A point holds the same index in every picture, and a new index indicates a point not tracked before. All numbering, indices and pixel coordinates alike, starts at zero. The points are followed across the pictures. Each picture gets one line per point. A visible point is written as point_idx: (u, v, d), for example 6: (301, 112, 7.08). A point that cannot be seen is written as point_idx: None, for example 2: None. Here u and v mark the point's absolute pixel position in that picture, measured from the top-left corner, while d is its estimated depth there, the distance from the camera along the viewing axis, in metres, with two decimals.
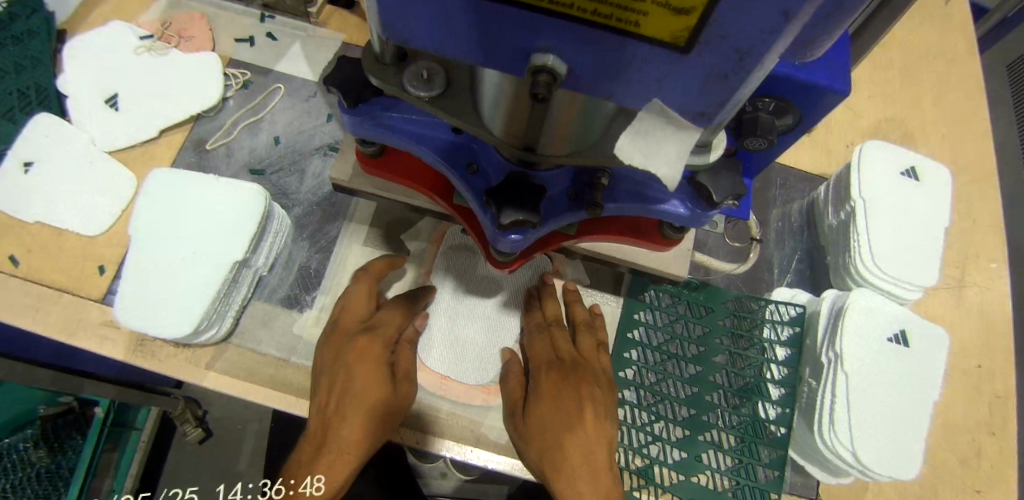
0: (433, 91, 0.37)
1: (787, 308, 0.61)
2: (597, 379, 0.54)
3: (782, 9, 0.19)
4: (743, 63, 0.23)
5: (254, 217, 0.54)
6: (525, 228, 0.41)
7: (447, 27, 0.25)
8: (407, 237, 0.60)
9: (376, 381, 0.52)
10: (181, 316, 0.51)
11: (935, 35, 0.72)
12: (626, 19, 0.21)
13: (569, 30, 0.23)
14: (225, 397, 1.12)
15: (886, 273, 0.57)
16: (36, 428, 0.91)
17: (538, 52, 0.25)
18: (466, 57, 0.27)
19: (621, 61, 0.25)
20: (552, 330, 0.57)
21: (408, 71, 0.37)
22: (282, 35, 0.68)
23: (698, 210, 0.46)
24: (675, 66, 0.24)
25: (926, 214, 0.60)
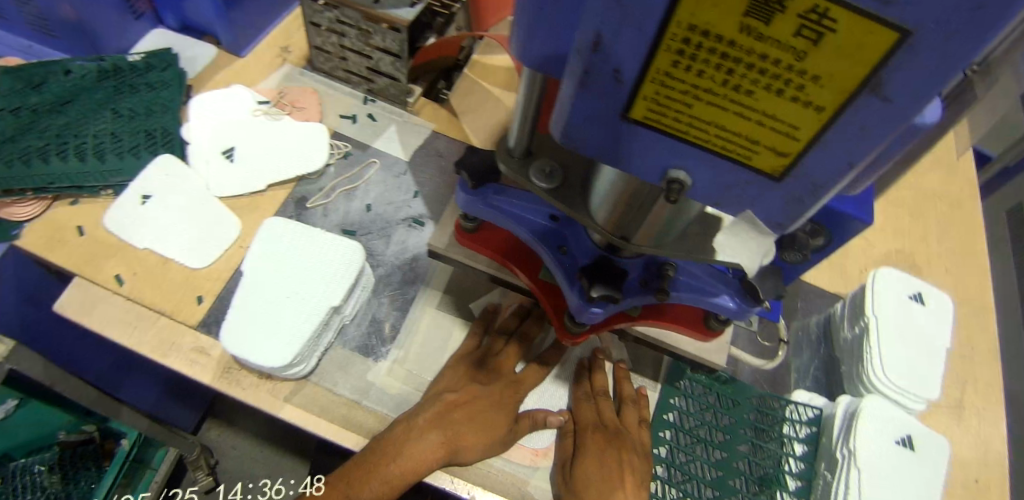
0: (552, 184, 0.48)
1: (806, 408, 0.67)
2: (637, 449, 0.62)
3: (848, 162, 0.31)
4: (817, 193, 0.34)
5: (353, 271, 0.61)
6: (607, 302, 0.50)
7: (611, 145, 0.36)
8: (476, 305, 0.68)
9: (488, 424, 0.60)
10: (279, 351, 0.57)
11: (940, 183, 0.84)
12: (745, 156, 0.33)
13: (702, 158, 0.34)
14: (238, 447, 1.12)
15: (894, 383, 0.65)
16: (55, 452, 0.85)
17: (671, 169, 0.36)
18: (612, 165, 0.38)
19: (730, 182, 0.35)
20: (598, 400, 0.65)
21: (534, 166, 0.48)
22: (381, 116, 0.79)
23: (745, 306, 0.54)
24: (768, 190, 0.35)
25: (930, 336, 0.69)
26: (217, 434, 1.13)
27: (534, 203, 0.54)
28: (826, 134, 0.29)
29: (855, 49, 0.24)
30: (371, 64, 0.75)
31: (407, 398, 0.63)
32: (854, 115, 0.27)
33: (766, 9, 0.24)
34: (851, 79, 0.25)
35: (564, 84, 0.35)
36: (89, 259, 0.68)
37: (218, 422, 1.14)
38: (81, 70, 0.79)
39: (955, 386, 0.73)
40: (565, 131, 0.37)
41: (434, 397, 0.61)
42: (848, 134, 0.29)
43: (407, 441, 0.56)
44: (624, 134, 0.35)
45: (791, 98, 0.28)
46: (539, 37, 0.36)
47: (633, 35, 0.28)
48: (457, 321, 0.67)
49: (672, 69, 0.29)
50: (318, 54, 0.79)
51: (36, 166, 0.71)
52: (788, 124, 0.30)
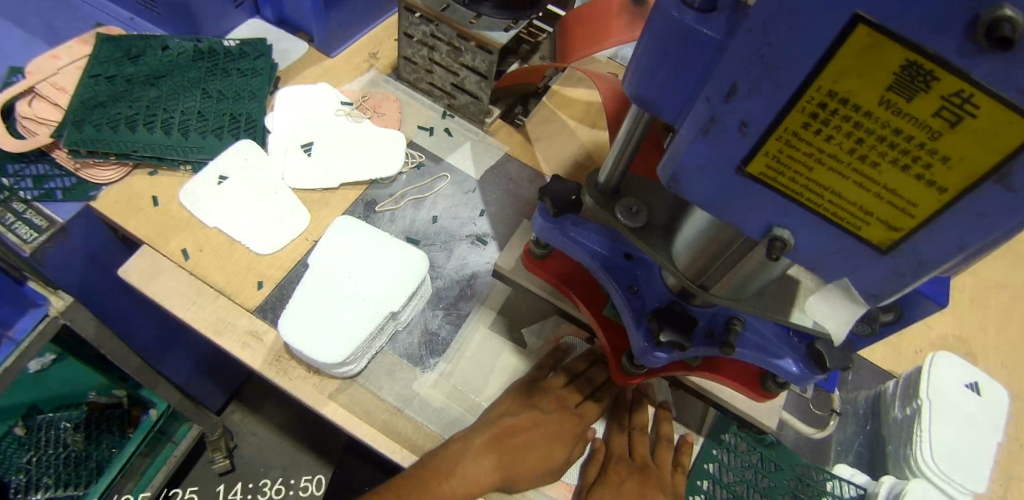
0: (638, 224, 0.49)
1: (848, 486, 0.66)
2: (662, 486, 0.61)
3: (961, 244, 0.27)
4: (925, 271, 0.29)
5: (414, 280, 0.62)
6: (673, 349, 0.50)
7: (707, 194, 0.34)
8: (529, 330, 0.67)
9: (540, 459, 0.60)
10: (333, 347, 0.58)
11: (1007, 271, 0.82)
12: (853, 224, 0.29)
13: (805, 220, 0.31)
14: (259, 434, 1.12)
15: (946, 472, 0.63)
16: (82, 412, 0.85)
17: (776, 227, 0.33)
18: (714, 215, 0.35)
19: (831, 248, 0.32)
20: (633, 433, 0.65)
21: (621, 205, 0.49)
22: (456, 133, 0.80)
23: (809, 372, 0.54)
24: (871, 261, 0.31)
25: (981, 429, 0.68)
26: (239, 418, 1.13)
27: (610, 240, 0.55)
28: (948, 215, 0.25)
29: (989, 138, 0.21)
30: (455, 81, 0.78)
31: (448, 413, 0.62)
32: (981, 196, 0.24)
33: (911, 84, 0.22)
34: (984, 161, 0.22)
35: (683, 128, 0.32)
36: (159, 229, 0.69)
37: (242, 406, 1.14)
38: (179, 48, 0.82)
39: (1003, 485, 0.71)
40: (671, 173, 0.34)
41: (492, 420, 0.60)
42: (968, 221, 0.25)
43: (462, 460, 0.57)
44: (730, 184, 0.32)
45: (915, 174, 0.25)
46: (657, 78, 0.35)
47: (767, 93, 0.26)
48: (507, 344, 0.66)
49: (802, 129, 0.26)
50: (406, 64, 0.81)
51: (123, 134, 0.73)
52: (905, 200, 0.26)
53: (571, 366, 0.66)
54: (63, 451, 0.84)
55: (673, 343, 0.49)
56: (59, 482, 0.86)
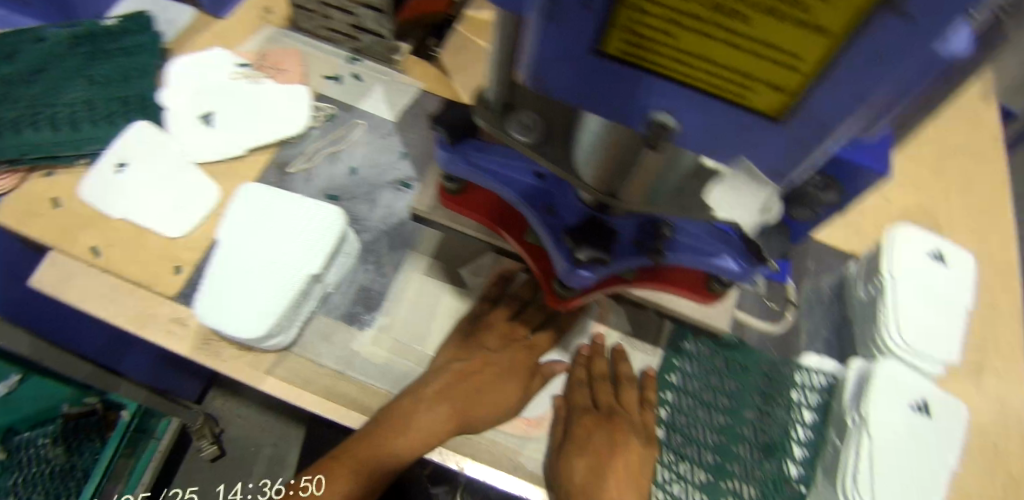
0: (533, 138, 0.44)
1: (816, 375, 0.64)
2: (634, 428, 0.58)
3: (861, 95, 0.22)
4: (825, 135, 0.25)
5: (331, 237, 0.58)
6: (596, 265, 0.47)
7: (577, 87, 0.29)
8: (466, 270, 0.63)
9: (497, 396, 0.58)
10: (255, 320, 0.55)
11: (964, 136, 0.80)
12: (737, 93, 0.25)
13: (687, 98, 0.27)
14: (244, 416, 1.12)
15: (912, 347, 0.61)
16: (58, 424, 0.82)
17: (656, 113, 0.28)
18: (591, 111, 0.31)
19: (723, 127, 0.28)
20: (596, 383, 0.61)
21: (514, 120, 0.45)
22: (365, 77, 0.73)
23: (749, 267, 0.50)
24: (767, 135, 0.27)
25: (949, 296, 0.65)
26: (221, 404, 1.13)
27: (518, 159, 0.51)
28: (837, 60, 0.21)
29: None
30: (354, 21, 0.71)
31: (394, 366, 0.60)
32: (872, 29, 0.19)
33: None
34: None
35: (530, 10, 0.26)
36: (65, 230, 0.65)
37: (222, 392, 1.13)
38: (56, 38, 0.76)
39: (977, 350, 0.72)
40: (530, 71, 0.29)
41: (442, 365, 0.58)
42: (859, 61, 0.21)
43: (417, 413, 0.55)
44: (593, 72, 0.27)
45: (791, 12, 0.19)
46: None
47: None
48: (445, 287, 0.62)
49: None
50: (300, 12, 0.74)
51: (10, 138, 0.68)
52: (788, 51, 0.21)
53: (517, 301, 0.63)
54: (46, 467, 0.81)
55: (594, 258, 0.46)
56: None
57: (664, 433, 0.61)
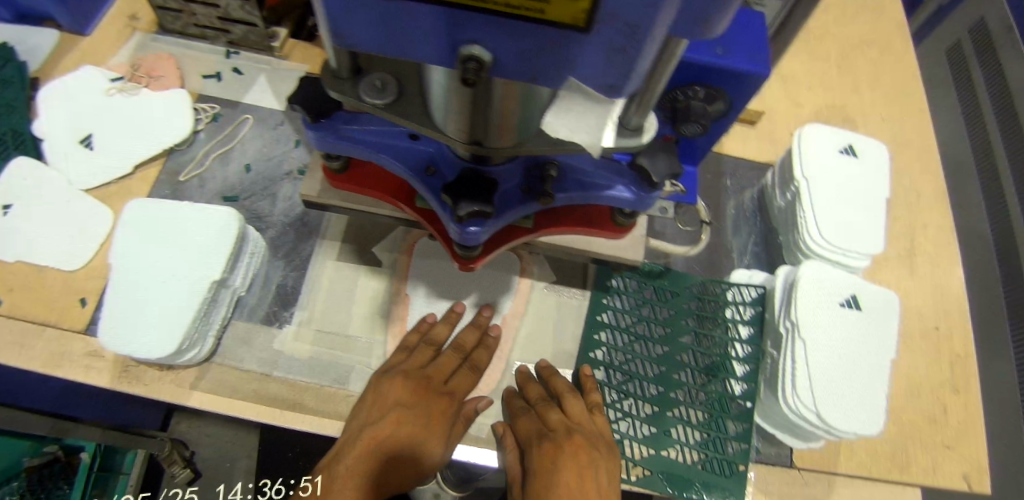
0: (387, 99, 0.43)
1: (748, 289, 0.63)
2: (593, 442, 0.53)
3: None
4: (638, 37, 0.23)
5: (228, 240, 0.56)
6: (482, 219, 0.46)
7: (379, 30, 0.26)
8: (379, 248, 0.60)
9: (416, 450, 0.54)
10: (163, 338, 0.53)
11: (867, 28, 0.80)
12: (531, 8, 0.22)
13: (487, 22, 0.24)
14: (213, 433, 0.98)
15: (836, 245, 0.61)
16: (21, 480, 0.76)
17: (465, 42, 0.26)
18: (406, 59, 0.29)
19: (538, 44, 0.25)
20: (538, 407, 0.55)
21: (365, 83, 0.43)
22: (247, 70, 0.70)
23: (642, 192, 0.50)
24: (582, 45, 0.25)
25: (867, 188, 0.64)
26: (186, 427, 0.99)
27: (390, 126, 0.50)
28: None
29: None
30: (220, 13, 0.66)
31: (319, 360, 0.57)
32: None
33: None
34: None
35: None
36: None
37: (187, 415, 0.99)
38: None
39: (908, 237, 0.72)
40: (327, 25, 0.27)
41: (354, 431, 0.52)
42: None
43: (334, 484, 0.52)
44: (388, 16, 0.25)
45: None
46: None
47: None
48: (360, 269, 0.60)
49: None
50: (165, 14, 0.69)
51: None
52: None
53: (438, 269, 0.60)
54: None
55: (476, 211, 0.45)
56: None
57: (603, 372, 0.60)
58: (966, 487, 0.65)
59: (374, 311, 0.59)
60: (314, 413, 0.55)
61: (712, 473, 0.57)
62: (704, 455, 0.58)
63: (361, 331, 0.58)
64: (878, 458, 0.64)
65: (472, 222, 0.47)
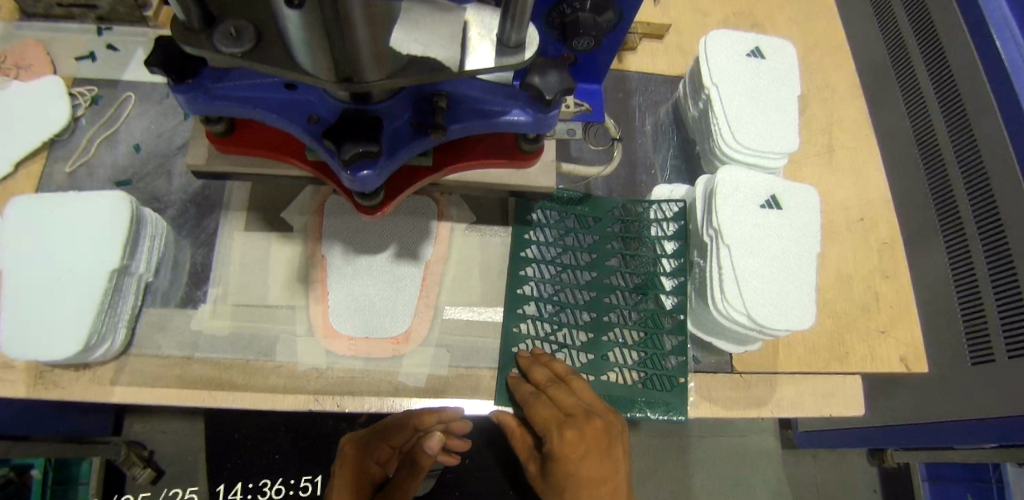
0: (243, 46, 0.35)
1: (669, 206, 0.63)
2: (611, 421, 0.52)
3: None
4: None
5: (122, 224, 0.53)
6: (371, 161, 0.44)
7: None
8: (289, 212, 0.58)
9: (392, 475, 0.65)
10: (67, 336, 0.50)
11: None
12: None
13: None
14: (168, 430, 0.92)
15: (750, 148, 0.61)
16: None
17: None
18: None
19: None
20: (550, 391, 0.53)
21: (218, 33, 0.35)
22: (123, 45, 0.66)
23: (539, 113, 0.48)
24: None
25: (778, 87, 0.64)
26: (141, 427, 0.93)
27: (263, 77, 0.46)
28: None
29: None
30: None
31: (241, 334, 0.55)
32: None
33: None
34: None
35: None
36: None
37: (139, 413, 0.93)
38: None
39: (824, 135, 0.74)
40: None
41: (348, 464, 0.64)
42: None
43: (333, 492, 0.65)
44: None
45: None
46: None
47: None
48: (271, 236, 0.58)
49: None
50: None
51: None
52: None
53: (351, 224, 0.57)
54: None
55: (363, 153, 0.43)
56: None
57: (536, 306, 0.59)
58: (904, 369, 0.67)
59: (291, 276, 0.57)
60: (243, 389, 0.53)
61: (653, 389, 0.58)
62: (642, 371, 0.58)
63: (279, 297, 0.56)
64: (818, 352, 0.66)
65: (362, 167, 0.45)
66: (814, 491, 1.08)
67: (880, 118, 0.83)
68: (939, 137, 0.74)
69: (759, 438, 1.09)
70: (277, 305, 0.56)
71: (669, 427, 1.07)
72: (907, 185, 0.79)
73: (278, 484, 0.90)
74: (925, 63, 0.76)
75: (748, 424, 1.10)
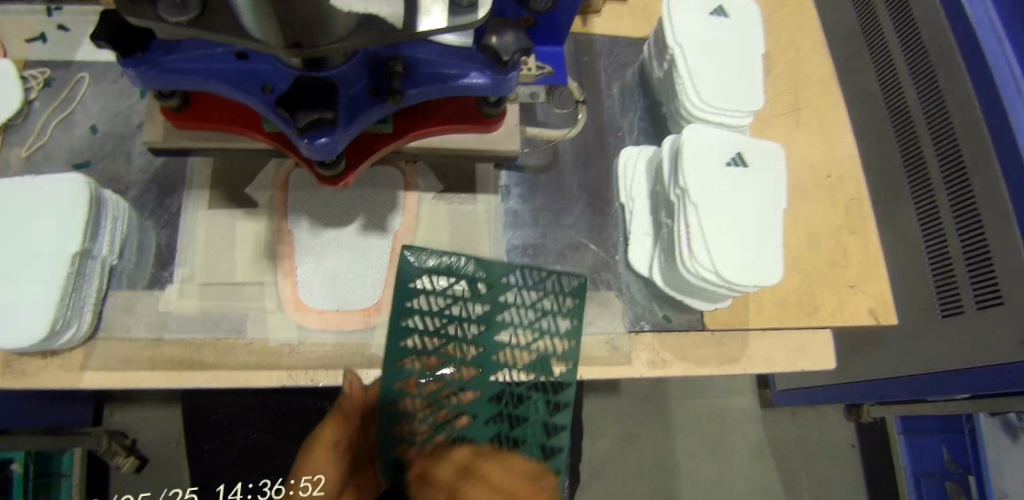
0: (189, 13, 0.30)
1: (636, 164, 0.63)
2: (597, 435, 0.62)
3: None
4: None
5: (80, 205, 0.51)
6: (329, 129, 0.44)
7: None
8: (253, 188, 0.58)
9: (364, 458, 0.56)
10: (28, 323, 0.48)
11: None
12: None
13: None
14: (151, 418, 0.94)
15: (714, 107, 0.61)
16: None
17: None
18: None
19: None
20: None
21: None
22: (74, 25, 0.63)
23: (498, 75, 0.47)
24: None
25: (742, 45, 0.64)
26: (122, 417, 0.94)
27: (211, 46, 0.44)
28: None
29: None
30: None
31: (210, 312, 0.55)
32: None
33: None
34: None
35: None
36: None
37: (119, 403, 0.94)
38: None
39: (792, 94, 0.75)
40: None
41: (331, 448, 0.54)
42: None
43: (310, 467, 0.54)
44: None
45: None
46: None
47: None
48: (236, 213, 0.57)
49: None
50: None
51: None
52: None
53: (316, 198, 0.57)
54: None
55: (316, 121, 0.42)
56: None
57: None
58: (873, 321, 0.69)
59: (257, 251, 0.56)
60: (215, 368, 0.53)
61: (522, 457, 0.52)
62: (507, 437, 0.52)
63: (247, 273, 0.56)
64: (788, 307, 0.67)
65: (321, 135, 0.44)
66: (792, 446, 1.11)
67: (847, 77, 0.84)
68: (902, 92, 0.75)
69: (736, 399, 1.12)
70: (245, 281, 0.56)
71: (650, 386, 1.09)
72: (873, 143, 0.80)
73: (278, 485, 0.77)
74: (892, 21, 0.77)
75: (725, 385, 1.12)
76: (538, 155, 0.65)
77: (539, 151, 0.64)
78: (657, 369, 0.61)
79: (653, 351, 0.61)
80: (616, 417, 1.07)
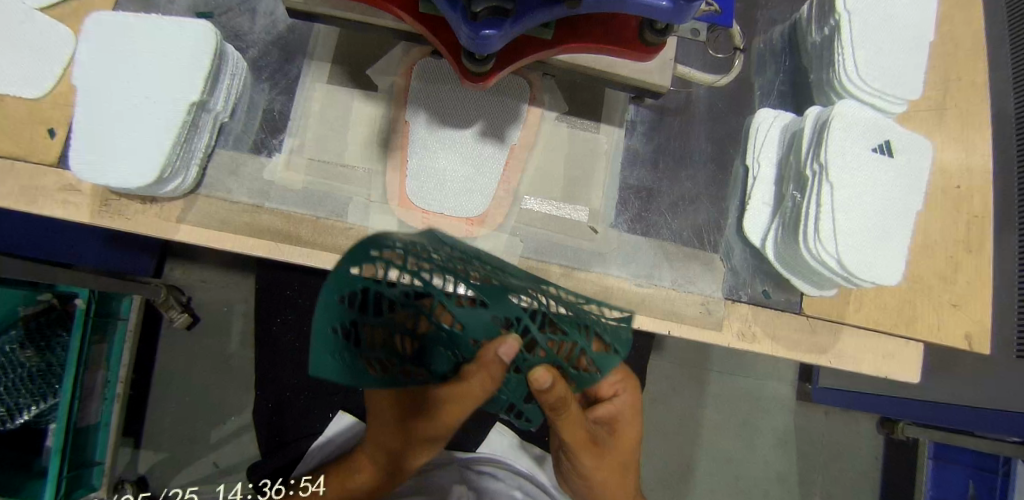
0: None
1: (769, 130, 0.60)
2: (623, 457, 0.65)
3: None
4: None
5: (204, 55, 0.49)
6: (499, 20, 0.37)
7: None
8: (374, 71, 0.57)
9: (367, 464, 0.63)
10: (136, 165, 0.46)
11: None
12: None
13: None
14: (209, 279, 1.00)
15: (874, 88, 0.55)
16: (20, 329, 0.81)
17: None
18: None
19: None
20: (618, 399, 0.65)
21: None
22: None
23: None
24: None
25: (916, 25, 0.58)
26: (182, 273, 0.99)
27: None
28: None
29: None
30: None
31: (314, 189, 0.54)
32: None
33: None
34: None
35: None
36: None
37: (180, 259, 1.00)
38: None
39: (940, 90, 0.69)
40: None
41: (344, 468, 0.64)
42: None
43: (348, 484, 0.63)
44: None
45: None
46: None
47: None
48: (355, 93, 0.57)
49: None
50: None
51: None
52: None
53: (440, 95, 0.56)
54: (22, 370, 0.80)
55: (494, 8, 0.36)
56: (36, 398, 0.80)
57: (615, 208, 0.59)
58: (965, 346, 0.63)
59: (370, 136, 0.56)
60: (312, 246, 0.52)
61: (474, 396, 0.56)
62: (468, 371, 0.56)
63: (358, 156, 0.55)
64: (887, 310, 0.63)
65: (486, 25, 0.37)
66: (820, 445, 1.11)
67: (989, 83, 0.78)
68: None
69: (775, 385, 1.12)
70: (354, 163, 0.55)
71: (692, 355, 1.10)
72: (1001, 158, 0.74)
73: (279, 484, 0.67)
74: None
75: (768, 370, 1.12)
76: (673, 93, 0.63)
77: (675, 92, 0.63)
78: (744, 342, 0.58)
79: (745, 323, 0.59)
80: (653, 376, 1.09)
